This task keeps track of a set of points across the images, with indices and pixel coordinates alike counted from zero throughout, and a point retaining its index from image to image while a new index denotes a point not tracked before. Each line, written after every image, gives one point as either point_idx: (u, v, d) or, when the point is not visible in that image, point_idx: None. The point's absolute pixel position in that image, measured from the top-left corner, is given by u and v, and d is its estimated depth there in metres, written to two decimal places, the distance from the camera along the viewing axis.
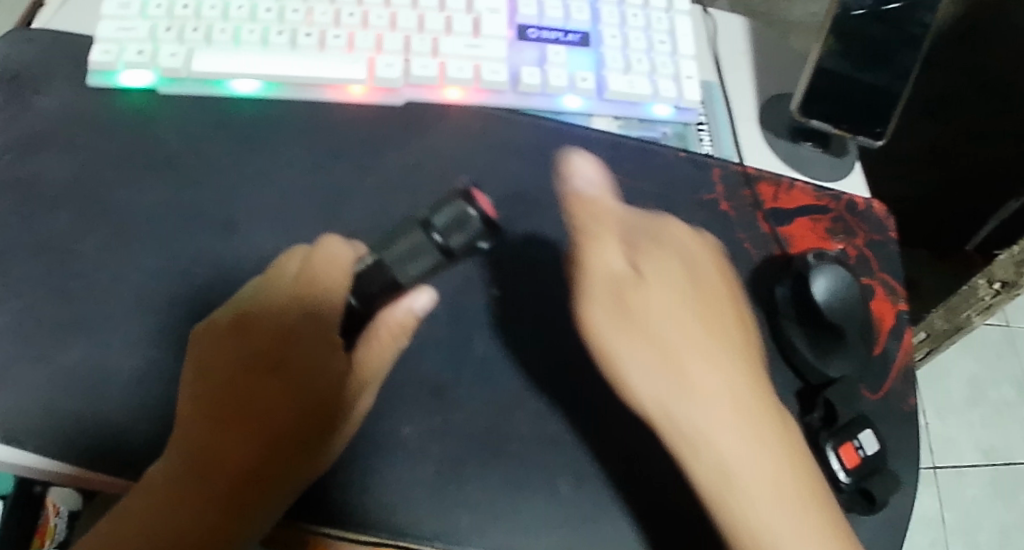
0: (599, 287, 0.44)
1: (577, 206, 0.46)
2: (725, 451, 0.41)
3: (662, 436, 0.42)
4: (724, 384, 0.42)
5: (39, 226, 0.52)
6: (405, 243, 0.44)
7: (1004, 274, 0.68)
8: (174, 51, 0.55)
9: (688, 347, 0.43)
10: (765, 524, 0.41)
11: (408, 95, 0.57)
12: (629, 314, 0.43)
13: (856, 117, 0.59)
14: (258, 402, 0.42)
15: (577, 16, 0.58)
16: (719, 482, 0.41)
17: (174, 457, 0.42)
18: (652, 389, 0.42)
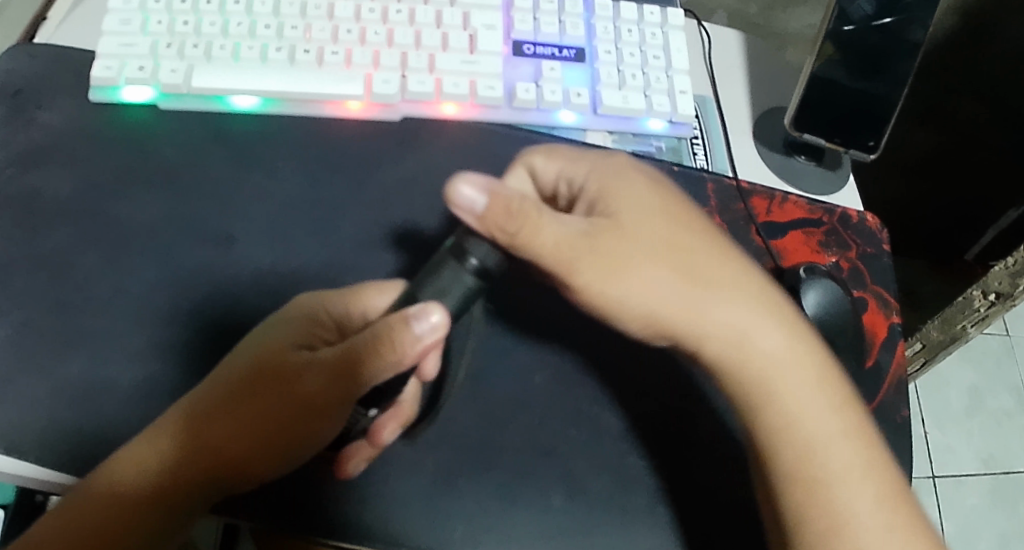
0: (645, 300, 0.44)
1: (660, 207, 0.46)
2: (816, 444, 0.44)
3: (766, 419, 0.45)
4: (812, 385, 0.45)
5: (42, 241, 0.52)
6: (437, 277, 0.43)
7: (999, 285, 0.68)
8: (174, 67, 0.56)
9: (778, 347, 0.45)
10: (856, 510, 0.43)
11: (405, 111, 0.57)
12: (730, 307, 0.45)
13: (849, 130, 0.60)
14: (258, 409, 0.42)
15: (572, 33, 0.59)
16: (820, 466, 0.44)
17: (208, 450, 0.42)
18: (763, 375, 0.45)
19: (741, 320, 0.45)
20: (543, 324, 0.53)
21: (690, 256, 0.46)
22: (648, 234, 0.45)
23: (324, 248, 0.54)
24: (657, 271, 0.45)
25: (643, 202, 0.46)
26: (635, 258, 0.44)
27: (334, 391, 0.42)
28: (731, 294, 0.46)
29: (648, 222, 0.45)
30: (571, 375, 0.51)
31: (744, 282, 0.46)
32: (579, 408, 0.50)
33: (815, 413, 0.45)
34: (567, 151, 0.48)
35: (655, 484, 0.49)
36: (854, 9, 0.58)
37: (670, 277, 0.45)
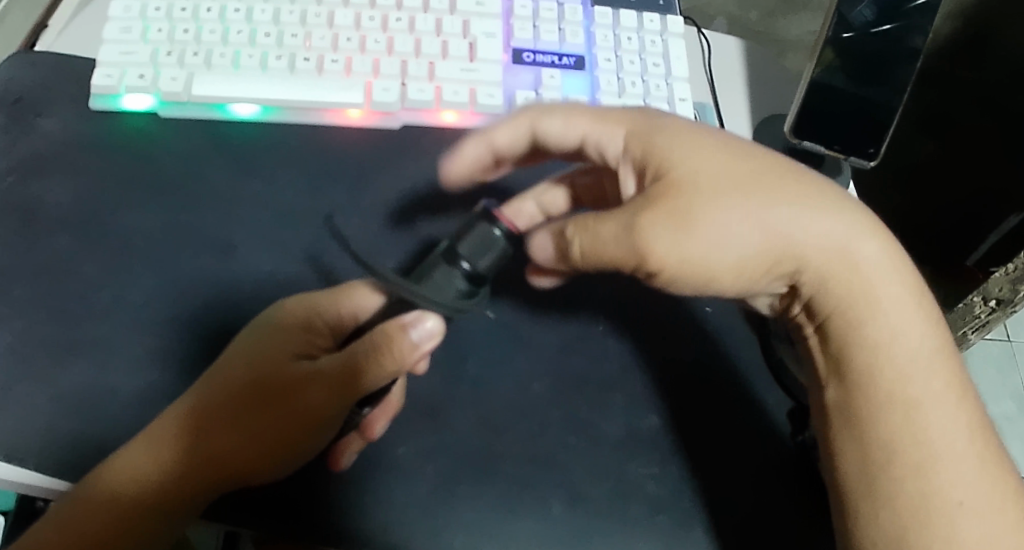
0: (737, 231, 0.41)
1: (710, 144, 0.43)
2: (908, 374, 0.42)
3: (858, 353, 0.42)
4: (904, 311, 0.43)
5: (41, 249, 0.52)
6: (430, 275, 0.42)
7: (999, 292, 0.69)
8: (174, 75, 0.56)
9: (866, 265, 0.42)
10: (949, 444, 0.42)
11: (404, 119, 0.58)
12: (815, 233, 0.41)
13: (850, 137, 0.59)
14: (258, 419, 0.42)
15: (572, 40, 0.59)
16: (908, 397, 0.42)
17: (223, 454, 0.42)
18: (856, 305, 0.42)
19: (834, 244, 0.42)
20: (541, 332, 0.53)
21: (776, 178, 0.42)
22: (724, 162, 0.42)
23: (323, 256, 0.54)
24: (748, 197, 0.41)
25: (698, 145, 0.43)
26: (719, 185, 0.41)
27: (331, 405, 0.42)
28: (823, 212, 0.42)
29: (719, 151, 0.43)
30: (572, 383, 0.51)
31: (832, 196, 0.43)
32: (579, 415, 0.50)
33: (913, 336, 0.42)
34: (588, 109, 0.46)
35: (656, 493, 0.49)
36: (855, 15, 0.58)
37: (755, 200, 0.41)
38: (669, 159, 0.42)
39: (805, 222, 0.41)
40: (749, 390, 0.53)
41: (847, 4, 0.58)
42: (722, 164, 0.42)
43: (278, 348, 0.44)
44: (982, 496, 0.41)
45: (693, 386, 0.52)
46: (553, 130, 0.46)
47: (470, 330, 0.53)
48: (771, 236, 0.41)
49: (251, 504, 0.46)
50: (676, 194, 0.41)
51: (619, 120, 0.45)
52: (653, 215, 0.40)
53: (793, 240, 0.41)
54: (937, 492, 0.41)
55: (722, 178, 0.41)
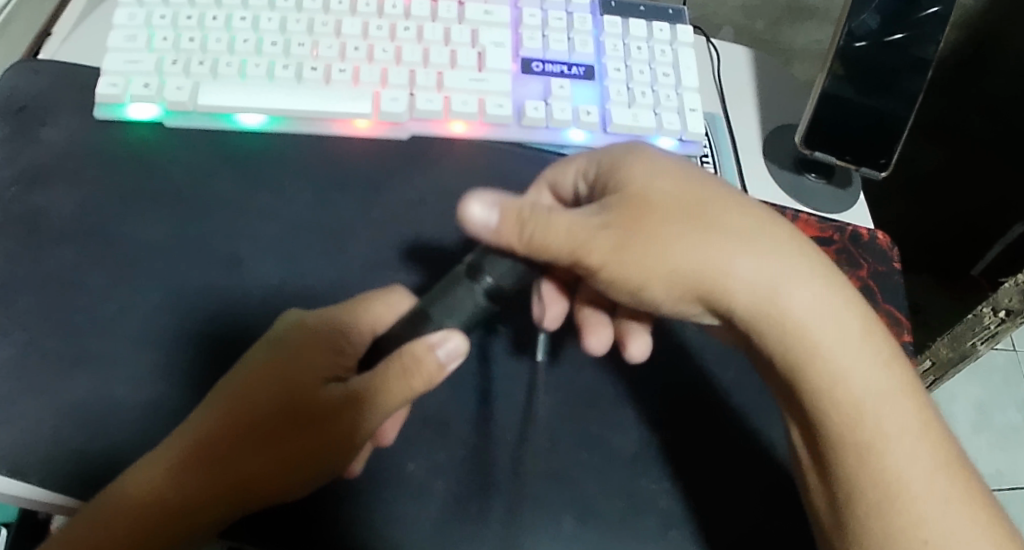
0: (679, 259, 0.41)
1: (641, 169, 0.42)
2: (863, 410, 0.41)
3: (805, 386, 0.41)
4: (853, 339, 0.42)
5: (47, 260, 0.52)
6: (449, 293, 0.43)
7: (1009, 302, 0.68)
8: (179, 84, 0.55)
9: (807, 303, 0.41)
10: (905, 481, 0.40)
11: (413, 129, 0.57)
12: (750, 257, 0.41)
13: (862, 148, 0.59)
14: (282, 440, 0.42)
15: (582, 50, 0.59)
16: (861, 438, 0.41)
17: (238, 472, 0.41)
18: (796, 323, 0.41)
19: (783, 287, 0.41)
20: (552, 346, 0.52)
21: (722, 212, 0.42)
22: (669, 193, 0.42)
23: (331, 269, 0.53)
24: (688, 229, 0.41)
25: (655, 168, 0.42)
26: (656, 208, 0.41)
27: (363, 427, 0.42)
28: (766, 246, 0.41)
29: (671, 178, 0.42)
30: (583, 397, 0.51)
31: (766, 229, 0.42)
32: (590, 430, 0.50)
33: (862, 369, 0.41)
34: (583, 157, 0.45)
35: (669, 508, 0.48)
36: (857, 24, 0.58)
37: (699, 223, 0.41)
38: (622, 186, 0.42)
39: (746, 254, 0.41)
40: (762, 405, 0.52)
41: (850, 15, 0.58)
42: (674, 184, 0.42)
43: (301, 368, 0.43)
44: (951, 528, 0.40)
45: (707, 401, 0.52)
46: (564, 184, 0.45)
47: (480, 345, 0.52)
48: (706, 268, 0.41)
49: (264, 525, 0.45)
50: (631, 214, 0.41)
51: (604, 147, 0.44)
52: (602, 240, 0.40)
53: (730, 276, 0.41)
54: (902, 529, 0.39)
55: (668, 212, 0.41)
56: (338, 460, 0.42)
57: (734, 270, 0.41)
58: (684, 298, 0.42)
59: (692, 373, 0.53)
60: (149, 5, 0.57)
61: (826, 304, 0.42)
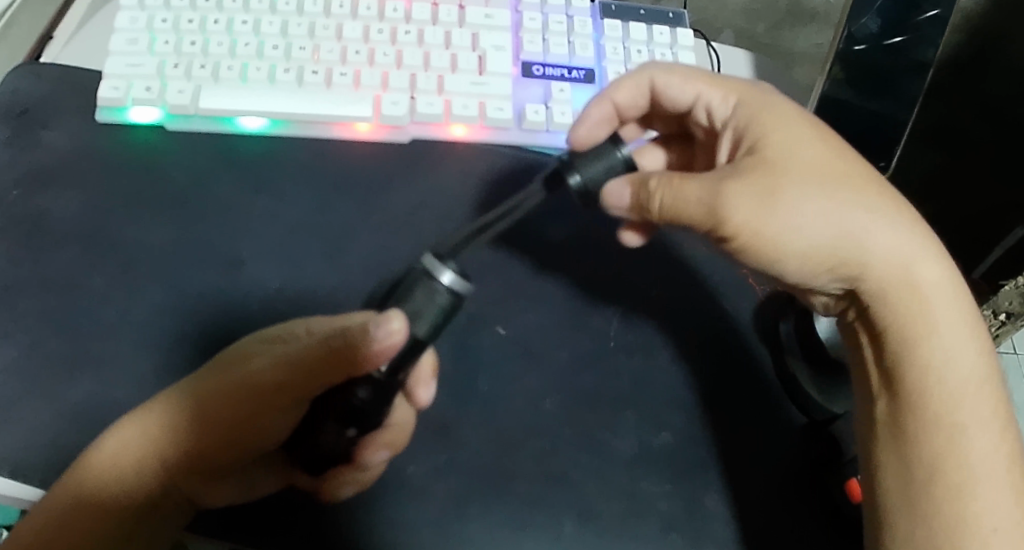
0: (813, 220, 0.44)
1: (779, 128, 0.46)
2: (959, 390, 0.43)
3: (909, 349, 0.44)
4: (963, 325, 0.44)
5: (48, 263, 0.52)
6: (407, 297, 0.40)
7: (1009, 305, 0.68)
8: (181, 88, 0.55)
9: (934, 280, 0.45)
10: (983, 468, 0.42)
11: (414, 133, 0.57)
12: (879, 233, 0.44)
13: (861, 151, 0.59)
14: (200, 386, 0.41)
15: (582, 53, 0.59)
16: (951, 413, 0.43)
17: (174, 421, 0.40)
18: (916, 289, 0.45)
19: (918, 259, 0.45)
20: (552, 349, 0.53)
21: (867, 185, 0.46)
22: (820, 162, 0.45)
23: (332, 272, 0.53)
24: (838, 195, 0.45)
25: (796, 133, 0.46)
26: (794, 168, 0.45)
27: (289, 379, 0.39)
28: (904, 225, 0.45)
29: (821, 148, 0.46)
30: (584, 399, 0.51)
31: (899, 211, 0.45)
32: (591, 431, 0.50)
33: (966, 355, 0.44)
34: (705, 74, 0.50)
35: (670, 510, 0.48)
36: (858, 27, 0.58)
37: (835, 191, 0.45)
38: (765, 141, 0.46)
39: (877, 228, 0.45)
40: (761, 407, 0.52)
41: (850, 18, 0.58)
42: (818, 151, 0.46)
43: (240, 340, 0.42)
44: (1016, 524, 0.41)
45: (706, 403, 0.52)
46: (671, 88, 0.51)
47: (480, 347, 0.52)
48: (842, 233, 0.44)
49: (258, 522, 0.45)
50: (764, 172, 0.45)
51: (735, 91, 0.49)
52: (735, 189, 0.44)
53: (869, 246, 0.44)
54: (974, 513, 0.41)
55: (827, 178, 0.45)
56: (256, 411, 0.40)
57: (877, 245, 0.45)
58: (819, 266, 0.45)
59: (691, 375, 0.53)
60: (151, 9, 0.57)
61: (943, 282, 0.45)
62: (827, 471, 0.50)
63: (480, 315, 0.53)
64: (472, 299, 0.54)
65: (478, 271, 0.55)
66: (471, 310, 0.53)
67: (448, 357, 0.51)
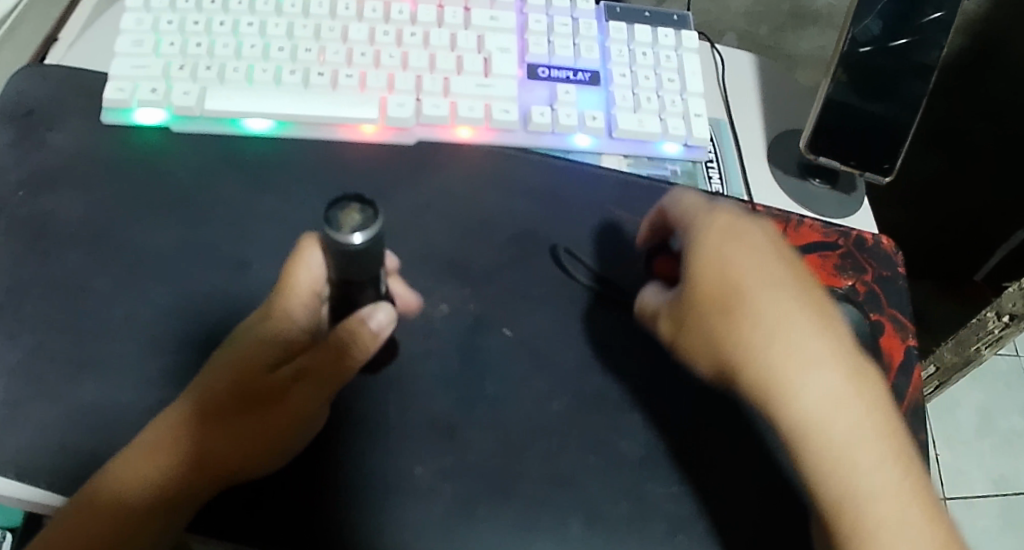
0: (708, 349, 0.45)
1: (689, 252, 0.47)
2: (858, 513, 0.42)
3: (809, 471, 0.43)
4: (864, 446, 0.43)
5: (54, 265, 0.52)
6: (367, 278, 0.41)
7: (1013, 307, 0.68)
8: (187, 89, 0.55)
9: (830, 399, 0.43)
10: None
11: (419, 135, 0.57)
12: (771, 361, 0.43)
13: (864, 154, 0.59)
14: (240, 419, 0.44)
15: (587, 55, 0.59)
16: (851, 538, 0.42)
17: (212, 443, 0.43)
18: (808, 410, 0.43)
19: (841, 385, 0.43)
20: (559, 350, 0.53)
21: (792, 307, 0.45)
22: (715, 288, 0.45)
23: None
24: (758, 323, 0.44)
25: (702, 255, 0.46)
26: (693, 297, 0.46)
27: (318, 397, 0.45)
28: (826, 348, 0.44)
29: (747, 267, 0.45)
30: (589, 401, 0.51)
31: (797, 332, 0.44)
32: (597, 433, 0.50)
33: (868, 476, 0.42)
34: (694, 198, 0.50)
35: (675, 512, 0.48)
36: (860, 30, 0.58)
37: (726, 320, 0.44)
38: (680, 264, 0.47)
39: (765, 355, 0.43)
40: None
41: (854, 20, 0.58)
42: (716, 276, 0.45)
43: (246, 358, 0.44)
44: None
45: (712, 405, 0.52)
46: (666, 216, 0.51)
47: (487, 348, 0.52)
48: (730, 361, 0.44)
49: (264, 524, 0.45)
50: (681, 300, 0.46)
51: (680, 211, 0.49)
52: (667, 319, 0.48)
53: (790, 371, 0.43)
54: None
55: (747, 306, 0.44)
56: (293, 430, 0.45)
57: (798, 377, 0.43)
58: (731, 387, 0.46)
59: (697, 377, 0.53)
60: (157, 11, 0.57)
61: (843, 401, 0.43)
62: None
63: (486, 316, 0.53)
64: (478, 301, 0.54)
65: (483, 273, 0.55)
66: (477, 311, 0.53)
67: (454, 358, 0.52)
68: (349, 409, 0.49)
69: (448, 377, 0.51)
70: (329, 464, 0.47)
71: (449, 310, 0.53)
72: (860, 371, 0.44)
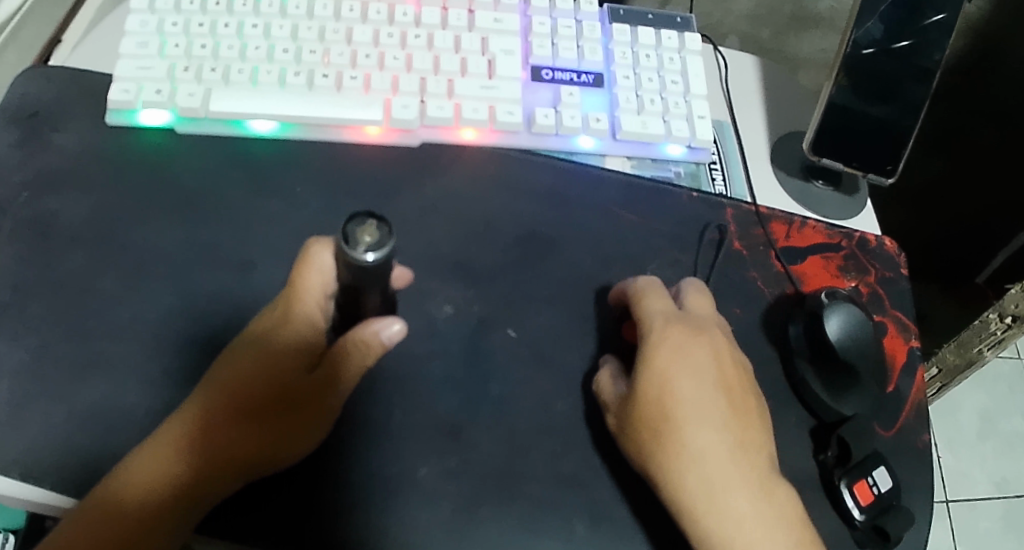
0: (644, 463, 0.46)
1: (641, 365, 0.47)
2: None
3: None
4: None
5: (59, 266, 0.52)
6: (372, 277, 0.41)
7: (1016, 308, 0.68)
8: (191, 91, 0.55)
9: (744, 527, 0.44)
10: None
11: (423, 136, 0.57)
12: (694, 488, 0.45)
13: (867, 156, 0.59)
14: (262, 424, 0.44)
15: (591, 57, 0.59)
16: None
17: (233, 444, 0.44)
18: (721, 537, 0.44)
19: (750, 520, 0.45)
20: (563, 351, 0.53)
21: (720, 441, 0.46)
22: (655, 408, 0.46)
23: None
24: (684, 451, 0.45)
25: (652, 373, 0.47)
26: (637, 411, 0.47)
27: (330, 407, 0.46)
28: (746, 479, 0.45)
29: (687, 392, 0.46)
30: (594, 402, 0.51)
31: (721, 462, 0.45)
32: (601, 435, 0.50)
33: None
34: (662, 299, 0.50)
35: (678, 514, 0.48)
36: (861, 33, 0.58)
37: (661, 441, 0.45)
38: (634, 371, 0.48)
39: (688, 482, 0.45)
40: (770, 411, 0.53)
41: (855, 24, 0.58)
42: (658, 398, 0.46)
43: (275, 361, 0.45)
44: None
45: None
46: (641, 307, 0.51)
47: (492, 348, 0.52)
48: (660, 480, 0.45)
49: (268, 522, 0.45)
50: (628, 406, 0.47)
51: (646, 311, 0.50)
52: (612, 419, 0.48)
53: (703, 504, 0.45)
54: None
55: (680, 436, 0.45)
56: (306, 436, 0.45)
57: (716, 507, 0.45)
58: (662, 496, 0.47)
59: None
60: (161, 12, 0.57)
61: (756, 528, 0.45)
62: (833, 473, 0.51)
63: (491, 317, 0.53)
64: (483, 301, 0.54)
65: (488, 274, 0.55)
66: (481, 313, 0.53)
67: (459, 359, 0.52)
68: (354, 409, 0.49)
69: (453, 377, 0.51)
70: (334, 463, 0.47)
71: (455, 311, 0.53)
72: (775, 499, 0.46)
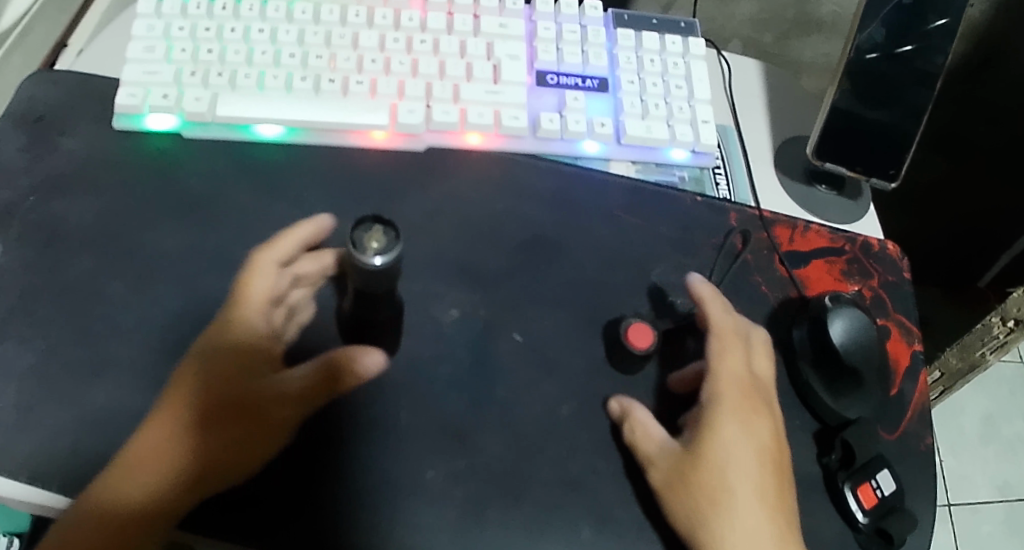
0: (695, 524, 0.46)
1: (711, 428, 0.47)
2: None
3: None
4: None
5: (66, 270, 0.52)
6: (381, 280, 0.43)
7: (1018, 311, 0.68)
8: (198, 96, 0.56)
9: None
10: None
11: (429, 141, 0.58)
12: None
13: (869, 160, 0.60)
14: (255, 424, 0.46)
15: (596, 62, 0.60)
16: None
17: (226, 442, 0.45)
18: None
19: None
20: (568, 355, 0.53)
21: (769, 517, 0.46)
22: (722, 476, 0.46)
23: None
24: (742, 524, 0.45)
25: (724, 441, 0.47)
26: (701, 472, 0.46)
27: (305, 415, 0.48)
28: None
29: (754, 466, 0.47)
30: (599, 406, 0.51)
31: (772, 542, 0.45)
32: (606, 439, 0.50)
33: None
34: (732, 357, 0.50)
35: None
36: (864, 37, 0.58)
37: (721, 508, 0.45)
38: (704, 433, 0.48)
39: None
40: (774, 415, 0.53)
41: (858, 29, 0.58)
42: (727, 466, 0.46)
43: (236, 371, 0.47)
44: None
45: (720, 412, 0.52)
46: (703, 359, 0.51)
47: (497, 351, 0.53)
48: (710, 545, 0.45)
49: (248, 525, 0.45)
50: (688, 464, 0.47)
51: (718, 370, 0.50)
52: (659, 473, 0.47)
53: None
54: None
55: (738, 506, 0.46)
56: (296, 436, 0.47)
57: None
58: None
59: None
60: (168, 17, 0.58)
61: None
62: (837, 475, 0.51)
63: (496, 321, 0.54)
64: (488, 305, 0.54)
65: (493, 278, 0.55)
66: (486, 316, 0.54)
67: (465, 362, 0.52)
68: (359, 413, 0.49)
69: (459, 381, 0.51)
70: (340, 467, 0.47)
71: (460, 314, 0.53)
72: None
